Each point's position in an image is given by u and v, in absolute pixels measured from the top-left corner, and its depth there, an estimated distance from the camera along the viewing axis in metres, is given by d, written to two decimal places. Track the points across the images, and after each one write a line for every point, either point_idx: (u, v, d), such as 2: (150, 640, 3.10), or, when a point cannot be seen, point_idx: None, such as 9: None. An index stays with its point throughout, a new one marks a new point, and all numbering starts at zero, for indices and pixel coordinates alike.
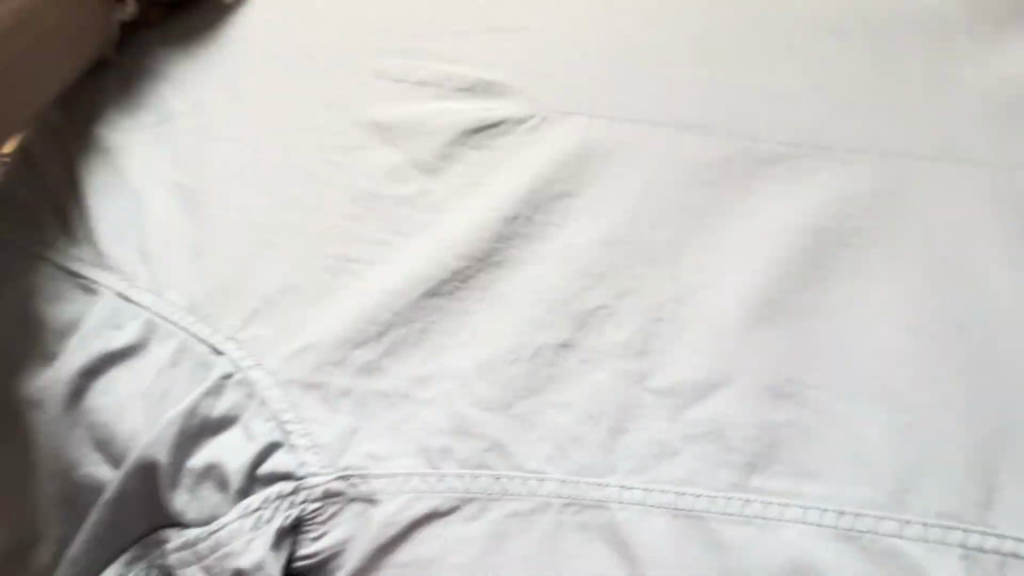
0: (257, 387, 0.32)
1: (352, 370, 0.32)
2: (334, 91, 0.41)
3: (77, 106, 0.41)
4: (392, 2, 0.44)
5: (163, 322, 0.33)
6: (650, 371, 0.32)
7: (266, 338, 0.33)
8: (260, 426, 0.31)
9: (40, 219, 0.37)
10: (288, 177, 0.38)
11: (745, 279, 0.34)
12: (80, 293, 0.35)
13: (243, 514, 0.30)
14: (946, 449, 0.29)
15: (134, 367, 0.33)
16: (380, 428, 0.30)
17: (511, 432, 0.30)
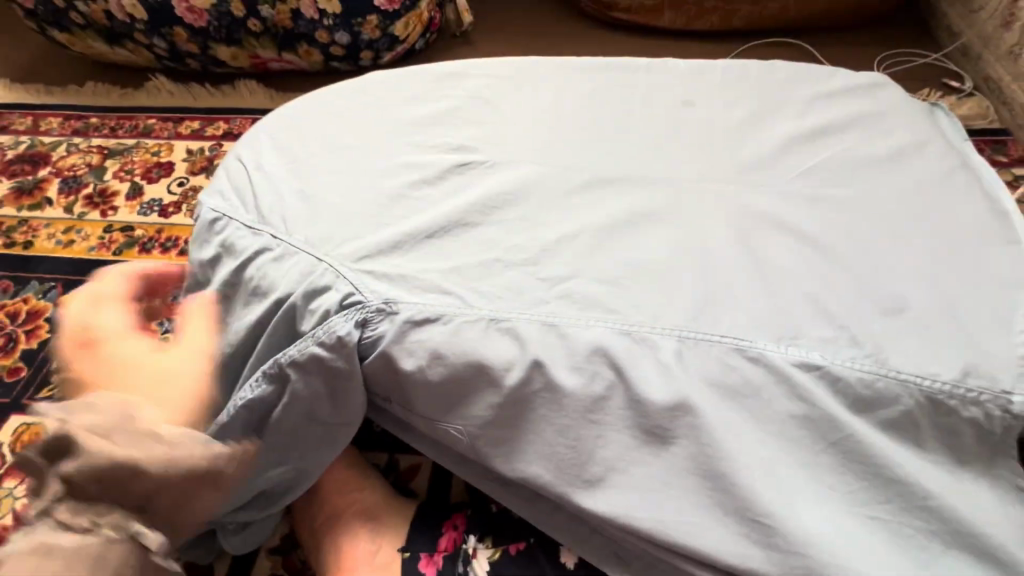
0: (342, 271, 0.63)
1: (393, 267, 0.64)
2: (385, 147, 0.77)
3: (250, 152, 0.77)
4: (419, 107, 0.83)
5: (297, 248, 0.66)
6: (538, 268, 0.63)
7: (347, 253, 0.65)
8: (344, 288, 0.62)
9: (230, 205, 0.71)
10: (359, 185, 0.72)
11: (591, 230, 0.66)
12: (254, 240, 0.67)
13: (336, 319, 0.61)
14: (677, 296, 0.60)
15: (282, 271, 0.65)
16: (402, 288, 0.62)
17: (465, 290, 0.61)
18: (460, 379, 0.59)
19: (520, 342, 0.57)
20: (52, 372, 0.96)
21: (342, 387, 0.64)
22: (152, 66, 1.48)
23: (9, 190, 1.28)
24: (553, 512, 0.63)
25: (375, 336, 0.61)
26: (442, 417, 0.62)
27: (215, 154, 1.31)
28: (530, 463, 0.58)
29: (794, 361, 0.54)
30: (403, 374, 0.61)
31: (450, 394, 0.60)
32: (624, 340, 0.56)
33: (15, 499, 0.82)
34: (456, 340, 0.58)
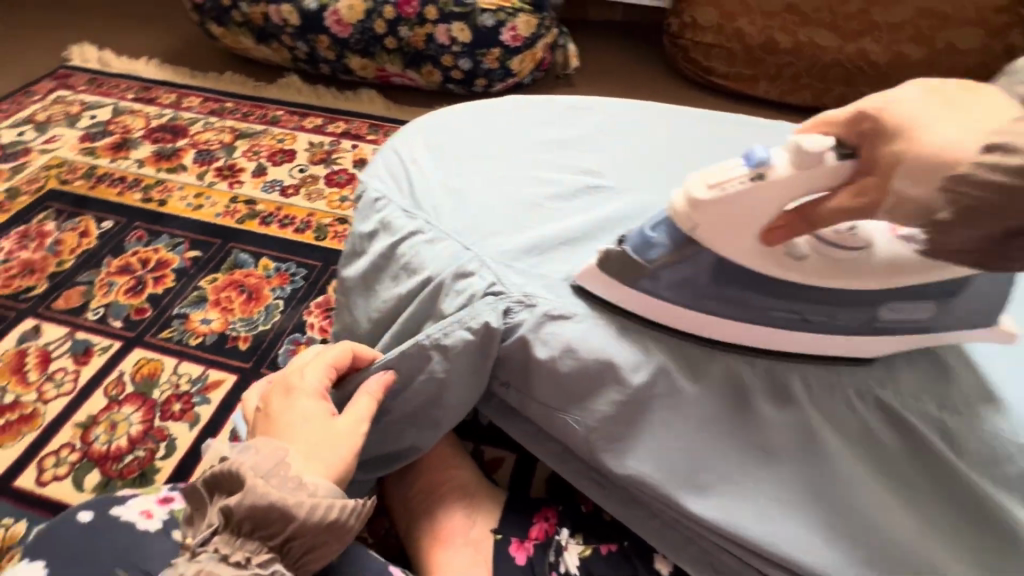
0: (487, 263, 0.70)
1: (532, 264, 0.70)
2: (526, 158, 0.84)
3: (406, 146, 0.86)
4: (556, 129, 0.90)
5: (447, 237, 0.73)
6: None
7: (491, 247, 0.71)
8: (487, 279, 0.68)
9: (390, 191, 0.80)
10: (503, 188, 0.79)
11: None
12: (407, 223, 0.75)
13: (479, 304, 0.67)
14: (800, 330, 0.63)
15: (430, 256, 0.72)
16: (543, 286, 0.68)
17: (600, 296, 0.67)
18: (588, 374, 0.64)
19: (651, 349, 0.62)
20: (173, 317, 1.04)
21: (474, 368, 0.69)
22: (287, 65, 1.64)
23: (150, 152, 1.41)
24: (648, 519, 0.67)
25: (515, 324, 0.67)
26: (561, 408, 0.67)
27: (333, 148, 1.42)
28: (642, 464, 0.62)
29: (910, 409, 0.59)
30: (535, 362, 0.67)
31: (574, 386, 0.65)
32: (747, 364, 0.62)
33: (130, 424, 0.88)
34: (591, 338, 0.64)
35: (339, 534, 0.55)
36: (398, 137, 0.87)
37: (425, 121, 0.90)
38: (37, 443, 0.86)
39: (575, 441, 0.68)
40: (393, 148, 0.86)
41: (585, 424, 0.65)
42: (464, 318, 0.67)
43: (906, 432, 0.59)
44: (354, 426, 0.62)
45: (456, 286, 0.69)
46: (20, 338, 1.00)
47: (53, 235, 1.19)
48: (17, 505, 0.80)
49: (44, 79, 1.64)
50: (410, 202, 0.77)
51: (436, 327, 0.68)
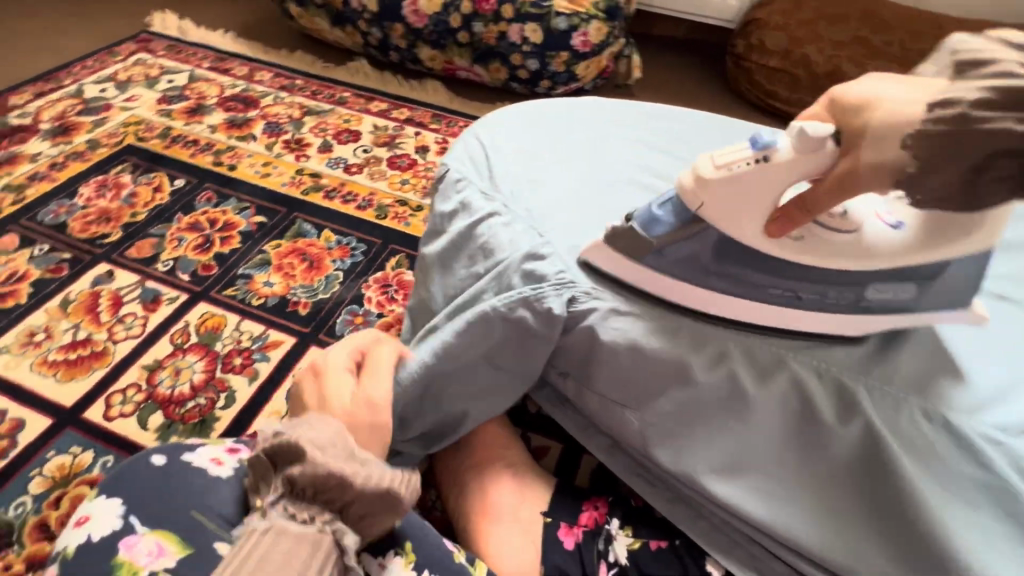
0: (559, 252, 0.71)
1: None
2: (603, 154, 0.85)
3: (486, 134, 0.88)
4: (634, 130, 0.91)
5: (523, 223, 0.74)
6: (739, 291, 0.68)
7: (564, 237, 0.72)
8: (557, 267, 0.69)
9: (470, 175, 0.82)
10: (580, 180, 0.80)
11: None
12: (486, 206, 0.77)
13: (546, 288, 0.68)
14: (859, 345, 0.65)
15: (502, 239, 0.74)
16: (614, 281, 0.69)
17: (668, 294, 0.68)
18: (652, 365, 0.65)
19: (717, 347, 0.64)
20: (238, 276, 1.07)
21: (527, 348, 0.71)
22: (357, 50, 1.68)
23: (222, 119, 1.46)
24: (694, 519, 0.68)
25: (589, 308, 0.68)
26: (619, 398, 0.70)
27: (397, 133, 1.46)
28: (695, 462, 0.64)
29: (965, 422, 0.58)
30: (604, 350, 0.68)
31: (636, 378, 0.67)
32: (813, 374, 0.62)
33: (193, 372, 0.92)
34: (662, 332, 0.65)
35: (392, 504, 0.57)
36: (479, 125, 0.90)
37: (504, 113, 0.92)
38: (106, 380, 0.90)
39: (628, 431, 0.70)
40: (474, 135, 0.89)
41: (640, 415, 0.68)
42: (528, 296, 0.68)
43: (980, 454, 0.56)
44: (384, 393, 0.65)
45: (527, 267, 0.70)
46: (94, 280, 1.05)
47: (129, 187, 1.24)
48: (84, 435, 0.83)
49: (127, 42, 1.71)
50: (490, 187, 0.80)
51: (500, 300, 0.68)
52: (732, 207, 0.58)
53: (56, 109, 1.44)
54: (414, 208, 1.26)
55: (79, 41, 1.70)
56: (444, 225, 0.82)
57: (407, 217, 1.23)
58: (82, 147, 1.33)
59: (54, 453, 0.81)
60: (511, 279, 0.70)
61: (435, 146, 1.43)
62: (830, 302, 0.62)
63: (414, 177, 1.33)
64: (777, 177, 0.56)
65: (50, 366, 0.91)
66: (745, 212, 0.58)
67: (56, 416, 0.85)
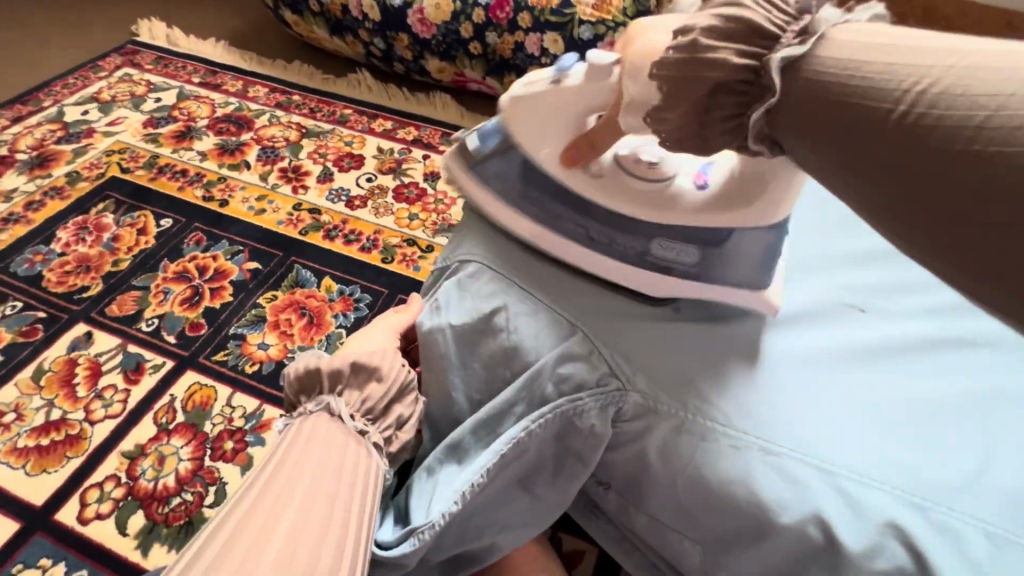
0: (599, 352, 0.57)
1: (659, 356, 0.57)
2: None
3: None
4: None
5: (551, 310, 0.61)
6: (827, 401, 0.54)
7: (602, 328, 0.59)
8: (603, 377, 0.56)
9: (479, 246, 0.68)
10: None
11: (888, 370, 0.57)
12: (499, 284, 0.64)
13: (586, 400, 0.55)
14: (992, 475, 0.50)
15: (526, 331, 0.60)
16: (668, 388, 0.55)
17: (738, 406, 0.54)
18: (732, 507, 0.52)
19: (801, 485, 0.50)
20: (229, 337, 0.96)
21: (563, 464, 0.59)
22: (359, 60, 1.54)
23: (213, 145, 1.33)
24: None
25: (641, 425, 0.55)
26: (680, 528, 0.57)
27: (404, 157, 1.33)
28: None
29: None
30: (674, 478, 0.54)
31: (709, 515, 0.54)
32: (925, 521, 0.48)
33: (178, 460, 0.81)
34: (748, 467, 0.51)
35: None
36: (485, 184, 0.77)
37: None
38: (80, 472, 0.79)
39: (689, 561, 0.59)
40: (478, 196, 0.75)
41: (706, 550, 0.57)
42: (566, 411, 0.55)
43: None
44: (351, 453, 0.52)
45: (561, 370, 0.57)
46: (71, 345, 0.94)
47: (111, 229, 1.13)
48: (57, 543, 0.73)
49: (111, 55, 1.58)
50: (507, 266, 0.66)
51: (536, 419, 0.56)
52: (527, 124, 0.62)
53: (34, 135, 1.33)
54: (424, 248, 1.13)
55: (60, 55, 1.58)
56: (445, 312, 0.65)
57: (416, 259, 1.11)
58: (61, 181, 1.22)
59: (23, 566, 0.72)
60: (542, 385, 0.57)
61: None
62: (676, 265, 0.61)
63: (423, 210, 1.21)
64: (571, 103, 0.58)
65: (20, 455, 0.81)
66: (542, 135, 0.62)
67: (25, 519, 0.75)
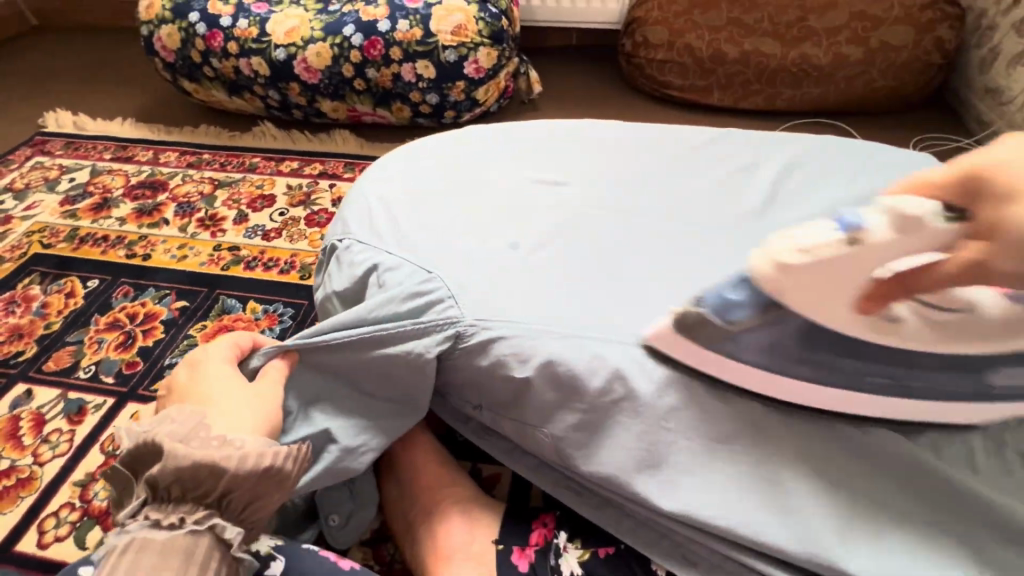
0: (445, 287, 0.70)
1: (498, 279, 0.71)
2: (486, 175, 0.86)
3: (365, 183, 0.87)
4: (518, 144, 0.91)
5: (407, 262, 0.74)
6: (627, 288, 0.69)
7: (449, 268, 0.72)
8: (452, 310, 0.69)
9: (349, 228, 0.81)
10: (468, 206, 0.81)
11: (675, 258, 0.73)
12: (367, 250, 0.77)
13: (429, 323, 0.69)
14: None
15: (388, 284, 0.73)
16: (502, 304, 0.69)
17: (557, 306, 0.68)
18: (552, 381, 0.66)
19: (604, 352, 0.64)
20: (165, 367, 1.05)
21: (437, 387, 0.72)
22: (261, 113, 1.68)
23: (131, 209, 1.43)
24: (622, 519, 0.68)
25: (481, 341, 0.68)
26: (529, 417, 0.71)
27: (312, 189, 1.46)
28: (608, 463, 0.65)
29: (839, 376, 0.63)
30: (509, 369, 0.68)
31: (537, 397, 0.69)
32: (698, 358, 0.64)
33: None
34: (558, 344, 0.66)
35: (277, 481, 0.59)
36: (359, 181, 0.91)
37: (383, 160, 0.92)
38: (36, 507, 0.86)
39: (546, 449, 0.71)
40: (351, 191, 0.88)
41: (552, 433, 0.70)
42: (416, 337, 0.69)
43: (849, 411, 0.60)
44: (218, 396, 0.65)
45: (410, 304, 0.70)
46: (12, 403, 1.01)
47: (39, 298, 1.20)
48: (20, 570, 0.80)
49: (20, 147, 1.67)
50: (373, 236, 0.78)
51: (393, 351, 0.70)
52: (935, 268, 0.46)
53: None
54: None
55: None
56: (333, 286, 0.78)
57: None
58: None
59: None
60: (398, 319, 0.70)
61: None
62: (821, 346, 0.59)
63: None
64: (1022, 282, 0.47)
65: None
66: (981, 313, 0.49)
67: None
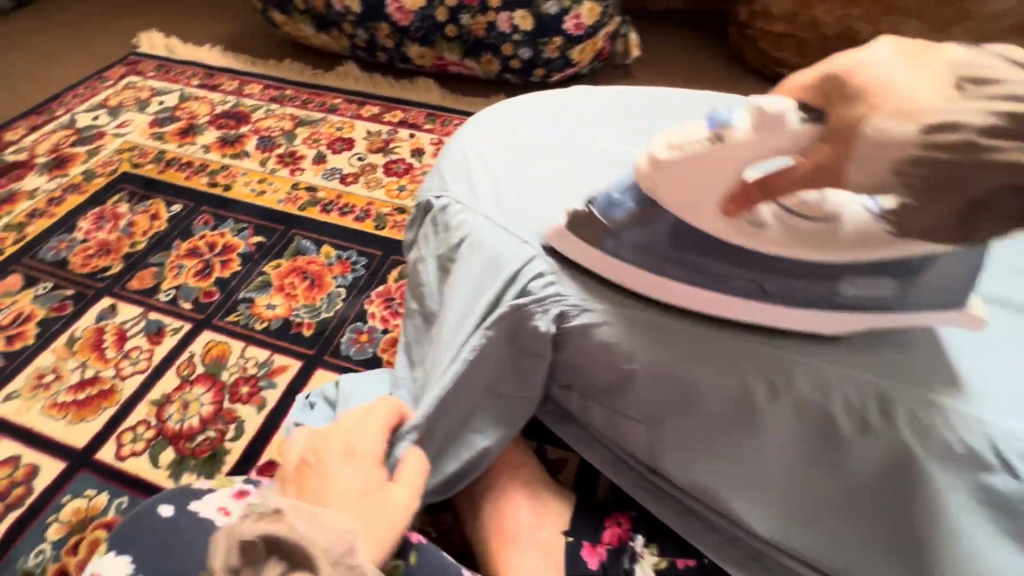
0: (546, 265, 0.64)
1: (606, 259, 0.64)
2: (597, 143, 0.78)
3: (464, 136, 0.81)
4: (633, 112, 0.83)
5: (506, 229, 0.68)
6: None
7: (551, 242, 0.66)
8: (549, 288, 0.63)
9: (445, 185, 0.75)
10: (575, 173, 0.73)
11: None
12: (463, 213, 0.71)
13: (529, 306, 0.63)
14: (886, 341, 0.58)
15: (483, 253, 0.68)
16: (607, 291, 0.62)
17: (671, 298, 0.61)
18: (660, 380, 0.61)
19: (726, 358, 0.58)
20: (240, 301, 1.06)
21: (530, 364, 0.67)
22: (346, 53, 1.64)
23: (215, 138, 1.44)
24: (706, 532, 0.66)
25: (580, 326, 0.62)
26: (627, 412, 0.66)
27: (391, 137, 1.42)
28: (714, 480, 0.62)
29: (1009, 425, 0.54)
30: (615, 356, 0.62)
31: (641, 393, 0.63)
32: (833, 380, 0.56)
33: (201, 404, 0.91)
34: (668, 340, 0.60)
35: None
36: (457, 132, 0.84)
37: (484, 112, 0.85)
38: (115, 420, 0.89)
39: (636, 446, 0.67)
40: (448, 142, 0.82)
41: (650, 429, 0.65)
42: (512, 317, 0.63)
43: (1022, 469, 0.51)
44: (352, 486, 0.57)
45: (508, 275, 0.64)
46: (98, 315, 1.04)
47: (126, 216, 1.23)
48: (98, 476, 0.83)
49: (115, 65, 1.69)
50: (473, 197, 0.72)
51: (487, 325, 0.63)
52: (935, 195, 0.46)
53: (50, 141, 1.44)
54: None
55: (70, 68, 1.69)
56: (428, 249, 0.75)
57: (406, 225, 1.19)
58: (78, 179, 1.32)
59: (68, 498, 0.81)
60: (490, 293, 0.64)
61: (430, 147, 1.39)
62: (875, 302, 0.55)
63: (411, 182, 1.30)
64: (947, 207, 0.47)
65: (60, 408, 0.91)
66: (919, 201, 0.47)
67: (70, 459, 0.85)
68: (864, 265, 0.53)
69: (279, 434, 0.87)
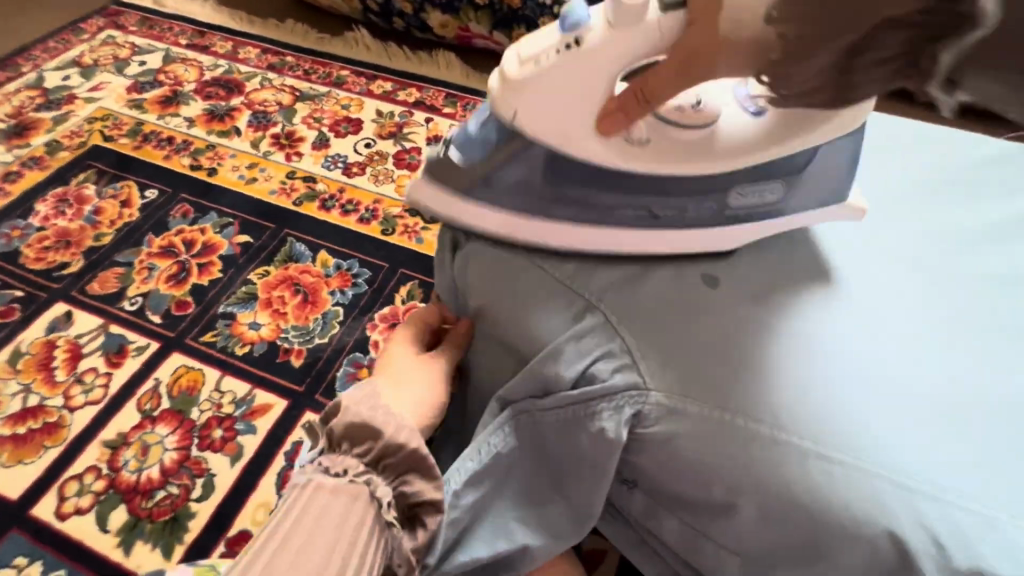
0: (621, 343, 0.47)
1: (703, 341, 0.47)
2: None
3: None
4: None
5: (565, 290, 0.51)
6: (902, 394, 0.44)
7: (627, 311, 0.49)
8: (624, 377, 0.46)
9: None
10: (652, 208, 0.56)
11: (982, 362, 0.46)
12: (506, 258, 0.54)
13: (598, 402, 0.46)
14: None
15: (533, 317, 0.51)
16: (706, 386, 0.45)
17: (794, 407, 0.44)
18: (773, 517, 0.43)
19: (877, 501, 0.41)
20: (218, 316, 0.89)
21: (584, 479, 0.50)
22: (356, 16, 1.42)
23: (201, 110, 1.24)
24: None
25: (665, 432, 0.45)
26: (716, 536, 0.48)
27: (405, 121, 1.22)
28: None
29: None
30: (709, 478, 0.45)
31: (742, 523, 0.45)
32: None
33: (163, 449, 0.75)
34: (792, 464, 0.42)
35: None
36: None
37: None
38: (59, 464, 0.74)
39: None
40: None
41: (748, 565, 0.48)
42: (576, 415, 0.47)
43: None
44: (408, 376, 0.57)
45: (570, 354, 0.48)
46: (49, 325, 0.87)
47: (92, 201, 1.05)
48: (34, 540, 0.68)
49: (93, 16, 1.48)
50: (517, 236, 0.55)
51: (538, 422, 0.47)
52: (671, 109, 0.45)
53: (12, 103, 1.24)
54: (428, 219, 1.04)
55: (40, 15, 1.47)
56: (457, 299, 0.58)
57: (419, 231, 1.01)
58: (40, 152, 1.14)
59: None
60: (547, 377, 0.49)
61: None
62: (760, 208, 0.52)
63: None
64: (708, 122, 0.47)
65: None
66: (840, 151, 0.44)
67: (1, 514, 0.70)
68: (732, 172, 0.51)
69: (255, 496, 0.72)
